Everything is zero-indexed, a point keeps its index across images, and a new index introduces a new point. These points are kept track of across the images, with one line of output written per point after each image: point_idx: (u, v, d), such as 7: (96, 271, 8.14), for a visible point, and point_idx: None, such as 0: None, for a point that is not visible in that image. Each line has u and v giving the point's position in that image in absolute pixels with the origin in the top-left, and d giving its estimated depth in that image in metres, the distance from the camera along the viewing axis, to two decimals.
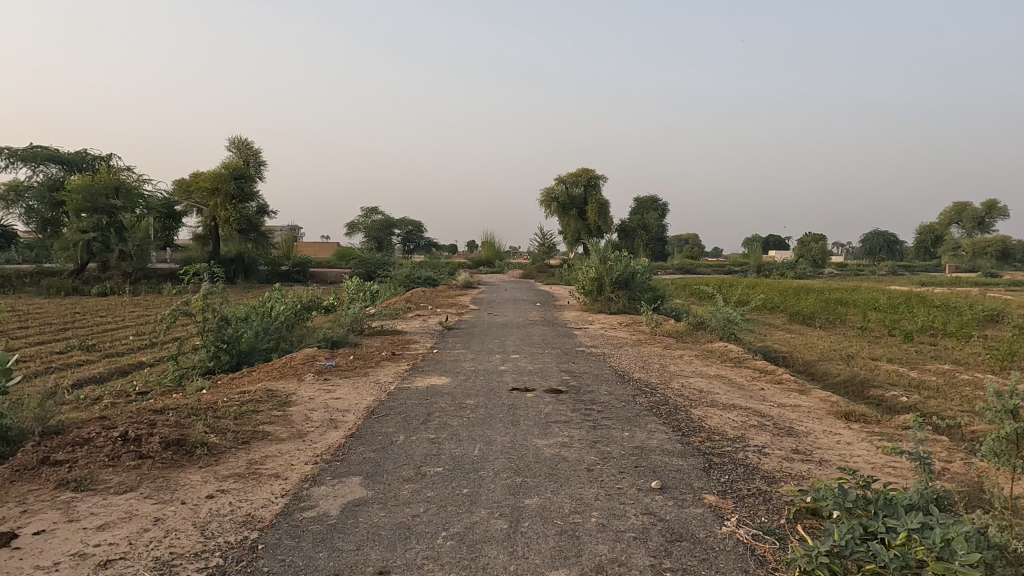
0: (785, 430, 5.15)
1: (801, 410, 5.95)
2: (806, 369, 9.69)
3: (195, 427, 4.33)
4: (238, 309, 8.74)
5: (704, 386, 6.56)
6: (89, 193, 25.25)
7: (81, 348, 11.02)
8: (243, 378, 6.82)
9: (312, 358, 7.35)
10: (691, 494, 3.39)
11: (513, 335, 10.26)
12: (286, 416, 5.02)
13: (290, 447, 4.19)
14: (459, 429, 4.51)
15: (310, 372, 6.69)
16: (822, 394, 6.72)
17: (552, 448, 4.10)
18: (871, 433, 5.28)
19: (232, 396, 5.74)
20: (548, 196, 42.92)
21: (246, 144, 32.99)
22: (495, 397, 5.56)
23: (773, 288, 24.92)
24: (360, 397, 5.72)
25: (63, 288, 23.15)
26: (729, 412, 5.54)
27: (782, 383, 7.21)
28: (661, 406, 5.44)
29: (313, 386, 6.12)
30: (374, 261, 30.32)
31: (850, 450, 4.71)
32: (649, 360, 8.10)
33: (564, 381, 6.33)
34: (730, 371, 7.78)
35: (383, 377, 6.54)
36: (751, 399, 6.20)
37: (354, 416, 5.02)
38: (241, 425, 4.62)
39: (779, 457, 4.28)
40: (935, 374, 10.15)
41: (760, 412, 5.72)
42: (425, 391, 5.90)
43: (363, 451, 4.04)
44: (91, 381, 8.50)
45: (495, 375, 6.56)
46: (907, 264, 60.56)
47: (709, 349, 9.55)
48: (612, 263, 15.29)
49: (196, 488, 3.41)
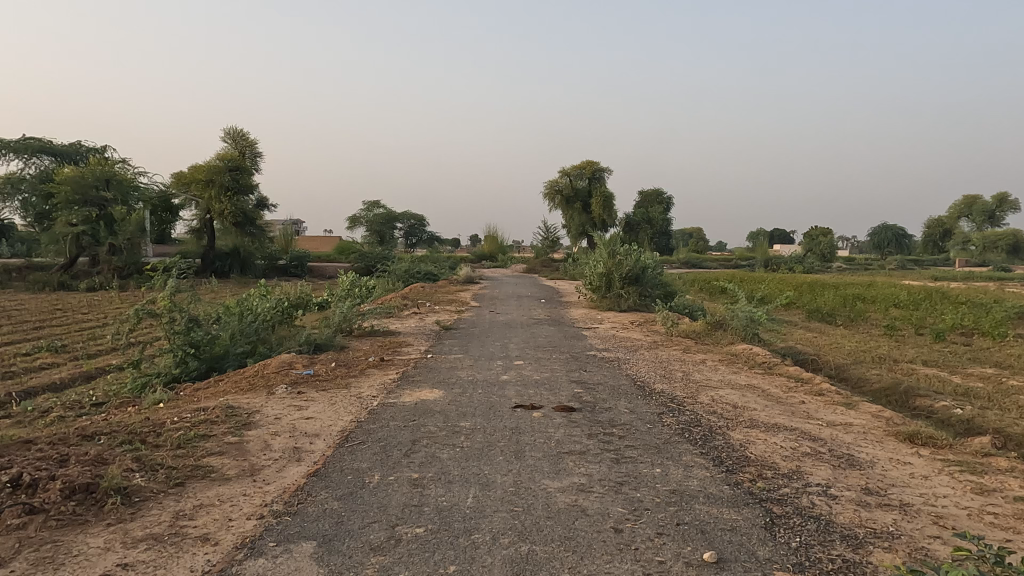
0: (846, 460, 4.29)
1: (856, 431, 5.08)
2: (838, 375, 8.82)
3: (117, 465, 3.43)
4: (210, 311, 7.89)
5: (738, 402, 5.66)
6: (77, 184, 24.71)
7: (48, 350, 10.19)
8: (206, 391, 5.94)
9: (288, 366, 6.46)
10: (757, 572, 2.50)
11: (516, 336, 9.34)
12: (240, 444, 4.13)
13: (235, 491, 3.29)
14: (449, 466, 3.60)
15: (282, 383, 5.81)
16: (873, 410, 5.85)
17: (567, 494, 3.21)
18: (947, 462, 4.42)
19: (185, 417, 4.86)
20: (553, 188, 42.01)
21: (242, 134, 32.32)
22: (495, 417, 4.66)
23: (787, 284, 23.98)
24: (335, 416, 4.81)
25: (51, 283, 22.39)
26: (775, 437, 4.65)
27: (824, 397, 6.30)
28: (694, 430, 4.54)
29: (283, 403, 5.20)
30: (375, 255, 29.70)
31: (931, 488, 3.86)
32: (669, 367, 7.19)
33: (576, 395, 5.42)
34: (762, 380, 6.88)
35: (367, 390, 5.64)
36: (795, 418, 5.31)
37: (324, 444, 4.13)
38: (179, 460, 3.73)
39: (852, 504, 3.41)
40: (980, 378, 9.29)
41: (810, 436, 4.82)
42: (412, 409, 4.99)
43: (326, 499, 3.16)
44: (47, 389, 7.66)
45: (496, 388, 5.64)
46: (918, 258, 59.85)
47: (733, 352, 8.64)
48: (622, 258, 14.40)
49: (90, 562, 2.53)
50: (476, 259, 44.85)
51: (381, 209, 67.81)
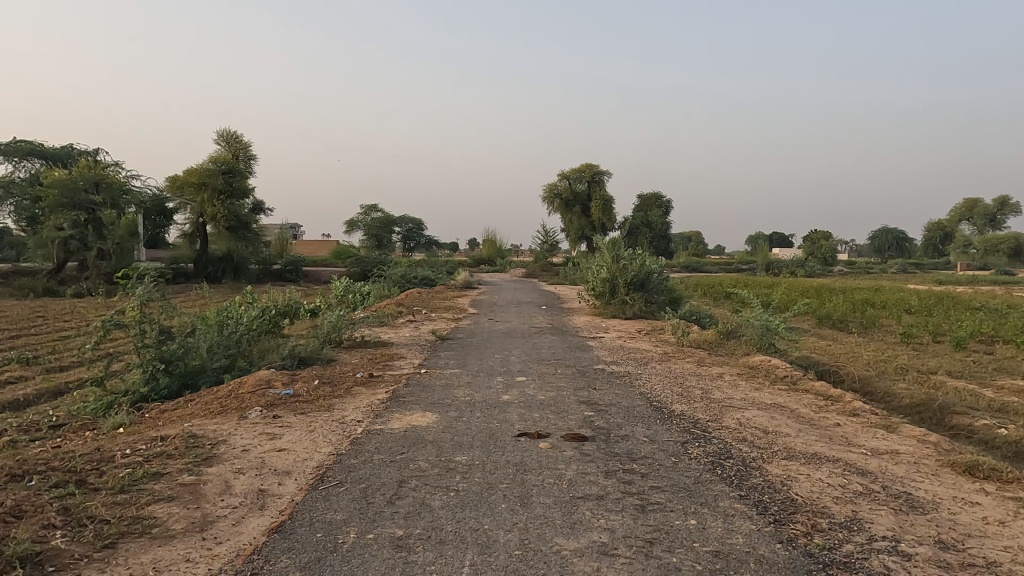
0: (906, 502, 3.68)
1: (906, 462, 4.47)
2: (863, 389, 8.19)
3: (34, 522, 2.80)
4: (186, 322, 7.27)
5: (768, 426, 5.03)
6: (65, 187, 23.92)
7: (17, 361, 9.54)
8: (171, 414, 5.31)
9: (265, 384, 5.82)
10: None
11: (518, 347, 8.72)
12: (196, 485, 3.50)
13: (177, 556, 2.67)
14: (442, 518, 2.97)
15: (257, 406, 5.17)
16: (918, 435, 5.23)
17: (586, 559, 2.60)
18: (1022, 502, 3.80)
19: (139, 448, 4.22)
20: (552, 192, 41.48)
21: (235, 136, 31.76)
22: (497, 449, 4.04)
23: (794, 289, 23.37)
24: (311, 447, 4.18)
25: (36, 289, 21.76)
26: (818, 471, 4.04)
27: (860, 418, 5.68)
28: (726, 465, 3.92)
29: (254, 430, 4.57)
30: (371, 260, 29.11)
31: (1014, 539, 3.25)
32: (685, 383, 6.57)
33: (587, 420, 4.80)
34: (788, 398, 6.26)
35: (351, 414, 5.02)
36: (835, 446, 4.69)
37: (295, 485, 3.50)
38: (115, 510, 3.09)
39: (934, 567, 2.79)
40: (1013, 392, 8.68)
41: (857, 469, 4.20)
42: (401, 437, 4.37)
43: (287, 567, 2.53)
44: (7, 408, 7.02)
45: (497, 411, 5.01)
46: (919, 262, 59.32)
47: (751, 365, 8.02)
48: (626, 263, 13.78)
49: None
50: (474, 264, 44.27)
51: (379, 213, 67.24)
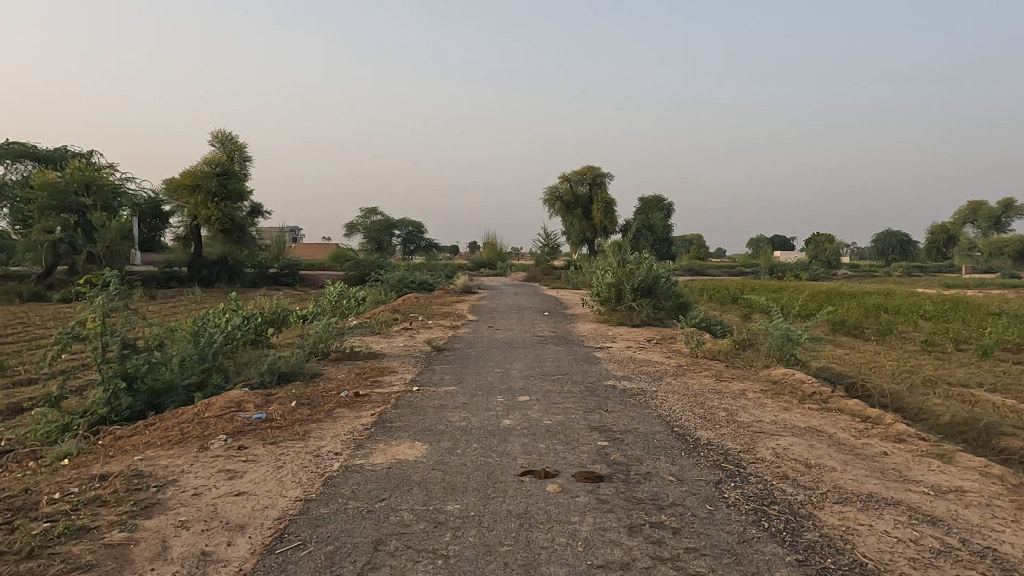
0: (997, 562, 3.00)
1: (978, 504, 3.78)
2: (896, 405, 7.50)
3: None
4: (155, 334, 6.62)
5: (810, 458, 4.35)
6: (55, 189, 23.29)
7: None
8: (123, 443, 4.64)
9: (235, 407, 5.16)
10: None
11: (519, 360, 8.05)
12: (124, 547, 2.83)
13: None
14: None
15: (221, 435, 4.50)
16: (979, 467, 4.54)
17: None
18: None
19: (71, 491, 3.54)
20: (553, 194, 40.82)
21: (230, 137, 31.19)
22: (496, 494, 3.37)
23: (802, 293, 22.70)
24: (276, 490, 3.51)
25: (23, 293, 21.12)
26: (881, 519, 3.37)
27: (908, 445, 5.00)
28: (773, 515, 3.24)
29: (213, 467, 3.91)
30: (369, 263, 28.47)
31: None
32: (706, 402, 5.89)
33: (602, 452, 4.13)
34: (823, 420, 5.58)
35: (329, 444, 4.35)
36: (891, 483, 4.02)
37: (247, 547, 2.83)
38: None
39: None
40: None
41: (925, 516, 3.52)
42: (384, 477, 3.70)
43: None
44: None
45: (496, 441, 4.35)
46: (924, 265, 58.65)
47: (774, 379, 7.34)
48: (633, 267, 13.11)
49: None
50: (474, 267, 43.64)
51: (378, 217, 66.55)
